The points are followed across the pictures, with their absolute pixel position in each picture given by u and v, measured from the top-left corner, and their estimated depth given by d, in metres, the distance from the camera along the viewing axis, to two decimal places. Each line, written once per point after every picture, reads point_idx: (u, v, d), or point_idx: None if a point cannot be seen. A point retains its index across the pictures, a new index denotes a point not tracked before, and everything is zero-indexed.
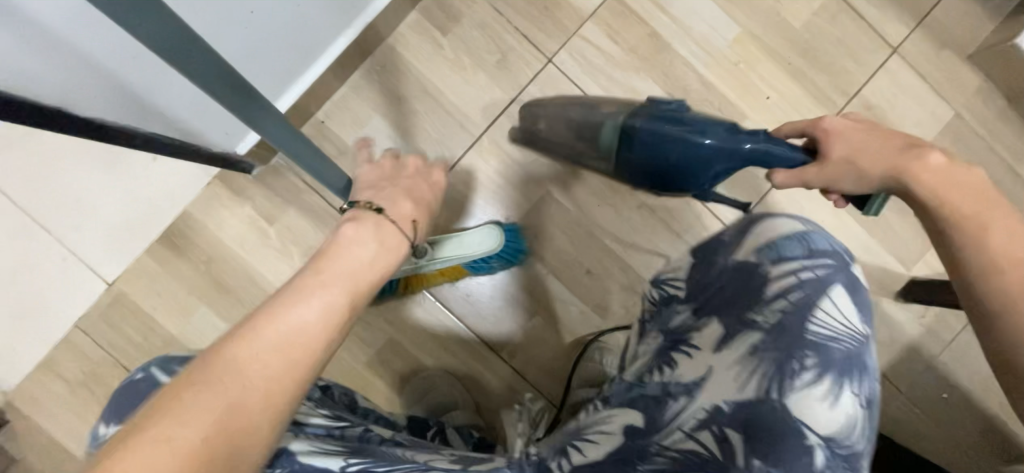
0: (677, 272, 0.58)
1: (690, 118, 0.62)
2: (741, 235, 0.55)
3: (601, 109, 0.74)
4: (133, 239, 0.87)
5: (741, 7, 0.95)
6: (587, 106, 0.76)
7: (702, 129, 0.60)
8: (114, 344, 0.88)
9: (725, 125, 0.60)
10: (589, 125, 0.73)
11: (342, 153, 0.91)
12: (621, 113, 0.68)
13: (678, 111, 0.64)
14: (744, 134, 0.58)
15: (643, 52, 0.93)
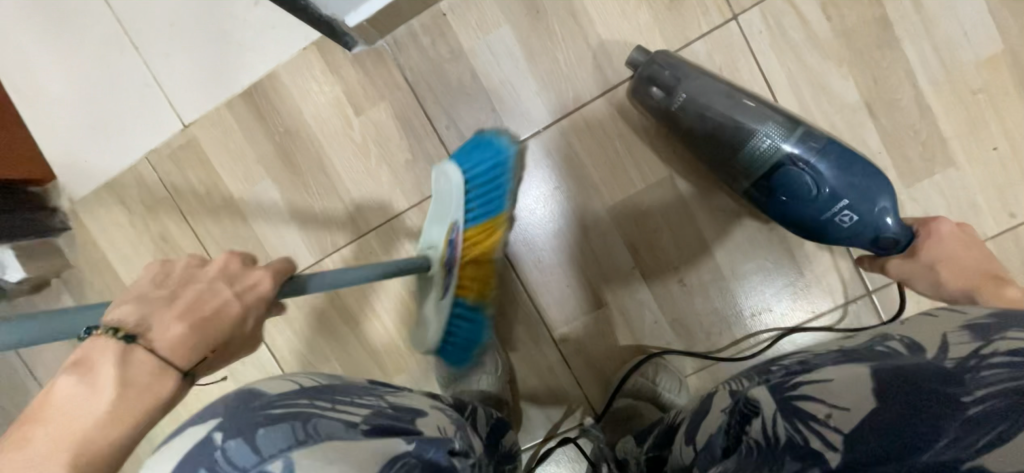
0: (827, 393, 0.34)
1: (862, 169, 0.66)
2: (1021, 412, 0.27)
3: (788, 118, 0.67)
4: (220, 87, 0.82)
5: (1018, 16, 0.69)
6: (766, 107, 0.68)
7: (861, 177, 0.66)
8: (176, 186, 0.84)
9: (871, 194, 0.65)
10: (760, 124, 0.67)
11: (454, 58, 0.78)
12: (799, 135, 0.67)
13: (853, 157, 0.67)
14: (884, 216, 0.65)
15: (858, 41, 0.72)
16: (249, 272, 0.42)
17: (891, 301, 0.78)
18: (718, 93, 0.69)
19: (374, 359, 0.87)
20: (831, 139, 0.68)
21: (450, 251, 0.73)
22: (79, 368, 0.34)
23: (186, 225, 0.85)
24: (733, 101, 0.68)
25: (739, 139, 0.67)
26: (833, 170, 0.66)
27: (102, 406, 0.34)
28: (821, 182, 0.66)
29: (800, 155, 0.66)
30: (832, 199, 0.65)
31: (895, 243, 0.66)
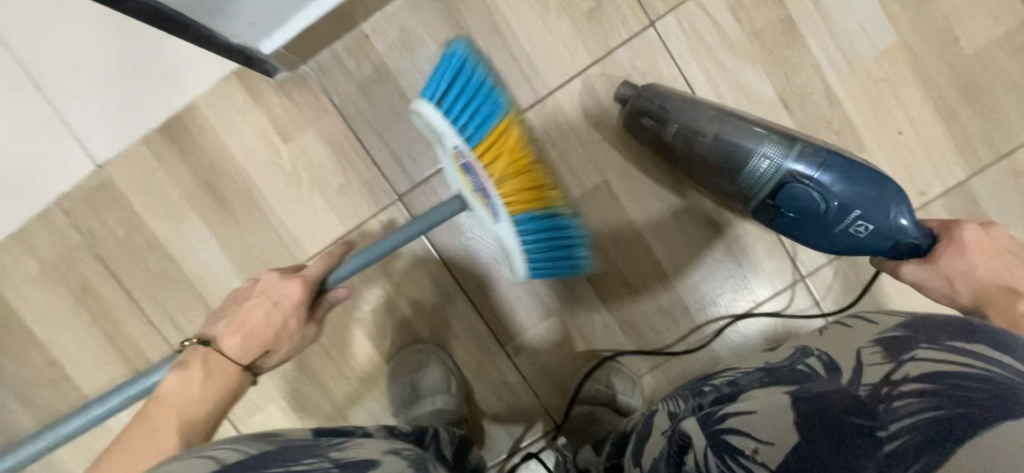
0: (751, 425, 0.37)
1: (874, 176, 0.66)
2: (927, 445, 0.31)
3: (781, 133, 0.69)
4: (134, 123, 0.78)
5: (906, 10, 0.75)
6: (755, 124, 0.70)
7: (871, 183, 0.66)
8: (93, 232, 0.79)
9: (887, 199, 0.65)
10: (757, 142, 0.68)
11: (381, 79, 0.77)
12: (801, 151, 0.67)
13: (860, 165, 0.68)
14: (897, 221, 0.65)
15: (768, 41, 0.75)
16: (284, 284, 0.57)
17: (824, 283, 0.81)
18: (710, 118, 0.70)
19: (324, 394, 0.83)
20: (836, 152, 0.68)
21: (473, 180, 0.64)
22: (183, 367, 0.54)
23: (108, 272, 0.80)
24: (717, 125, 0.70)
25: (736, 161, 0.68)
26: (848, 180, 0.66)
27: (196, 391, 0.53)
28: (830, 195, 0.65)
29: (805, 169, 0.66)
30: (844, 208, 0.65)
31: (913, 245, 0.65)
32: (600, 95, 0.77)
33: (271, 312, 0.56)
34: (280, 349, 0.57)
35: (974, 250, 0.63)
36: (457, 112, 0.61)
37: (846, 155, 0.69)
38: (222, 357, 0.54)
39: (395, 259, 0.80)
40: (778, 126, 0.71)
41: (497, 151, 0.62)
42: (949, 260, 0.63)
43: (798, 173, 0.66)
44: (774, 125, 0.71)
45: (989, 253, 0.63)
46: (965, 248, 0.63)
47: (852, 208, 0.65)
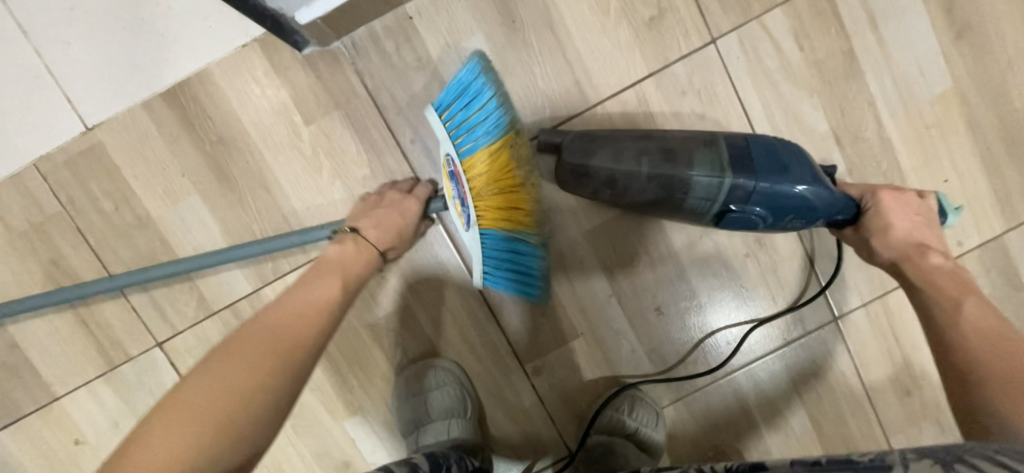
0: None
1: (795, 159, 0.61)
2: None
3: (703, 154, 0.61)
4: (134, 85, 0.69)
5: (965, 57, 0.74)
6: (671, 141, 0.63)
7: (791, 170, 0.60)
8: (74, 201, 0.70)
9: (808, 171, 0.61)
10: (681, 170, 0.61)
11: (421, 65, 0.70)
12: (728, 159, 0.61)
13: (769, 145, 0.62)
14: (781, 180, 0.60)
15: (828, 72, 0.73)
16: (406, 201, 0.65)
17: (858, 326, 0.79)
18: (626, 154, 0.63)
19: (322, 401, 0.77)
20: (750, 144, 0.62)
21: (456, 187, 0.59)
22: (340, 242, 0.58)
23: (87, 248, 0.70)
24: (636, 157, 0.62)
25: (678, 195, 0.62)
26: (771, 177, 0.60)
27: (335, 289, 0.53)
28: (764, 203, 0.60)
29: (739, 185, 0.60)
30: (782, 206, 0.60)
31: (845, 218, 0.63)
32: (651, 109, 0.73)
33: (400, 215, 0.63)
34: (401, 245, 0.63)
35: (893, 214, 0.60)
36: (457, 126, 0.57)
37: (760, 142, 0.62)
38: (366, 243, 0.59)
39: (416, 263, 0.75)
40: (698, 143, 0.63)
41: (482, 170, 0.58)
42: (874, 221, 0.61)
43: (737, 189, 0.60)
44: (691, 138, 0.64)
45: (902, 213, 0.61)
46: (889, 209, 0.61)
47: (788, 205, 0.60)
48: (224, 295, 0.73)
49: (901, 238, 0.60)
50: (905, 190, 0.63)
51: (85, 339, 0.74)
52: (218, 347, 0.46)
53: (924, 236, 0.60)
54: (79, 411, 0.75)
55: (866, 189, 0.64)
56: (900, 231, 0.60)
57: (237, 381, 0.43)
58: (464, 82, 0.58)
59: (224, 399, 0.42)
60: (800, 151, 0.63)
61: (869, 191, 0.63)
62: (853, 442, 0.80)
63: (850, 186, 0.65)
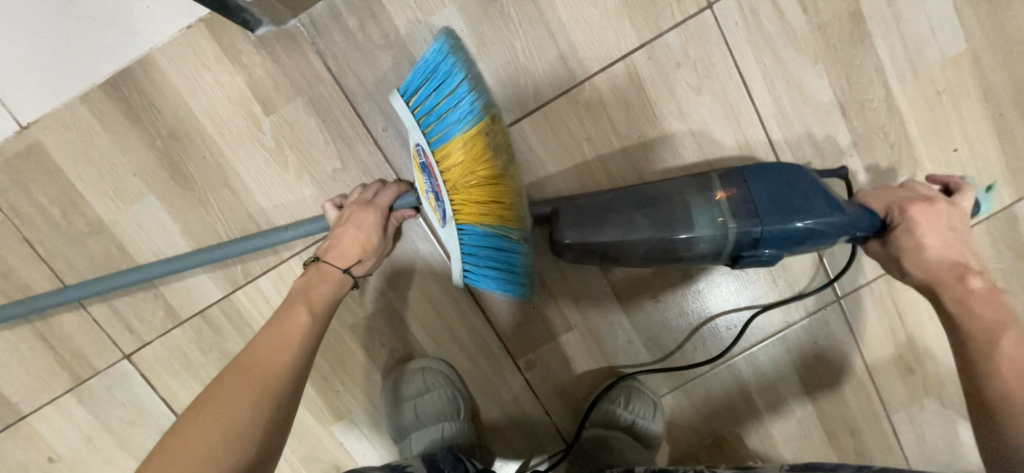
0: None
1: (799, 190, 0.55)
2: None
3: (700, 206, 0.56)
4: (69, 76, 0.62)
5: (979, 15, 0.68)
6: (662, 193, 0.58)
7: (800, 204, 0.55)
8: (16, 208, 0.64)
9: (825, 196, 0.55)
10: (682, 228, 0.56)
11: (389, 44, 0.64)
12: (729, 209, 0.56)
13: (773, 179, 0.56)
14: (794, 210, 0.54)
15: (833, 36, 0.67)
16: (366, 211, 0.60)
17: (861, 306, 0.76)
18: (619, 211, 0.58)
19: (307, 406, 0.74)
20: (752, 188, 0.56)
21: (429, 180, 0.57)
22: (309, 277, 0.57)
23: (37, 259, 0.65)
24: (629, 217, 0.57)
25: (681, 253, 0.58)
26: (780, 219, 0.54)
27: (306, 322, 0.52)
28: (777, 243, 0.55)
29: (745, 236, 0.55)
30: (793, 240, 0.55)
31: (866, 234, 0.58)
32: (643, 83, 0.67)
33: (357, 230, 0.59)
34: (367, 260, 0.60)
35: (926, 233, 0.56)
36: (425, 113, 0.54)
37: (760, 175, 0.57)
38: (330, 267, 0.58)
39: (396, 259, 0.71)
40: (693, 190, 0.58)
41: (458, 158, 0.54)
42: (903, 242, 0.57)
43: (745, 240, 0.55)
44: (682, 185, 0.58)
45: (933, 229, 0.56)
46: (921, 226, 0.56)
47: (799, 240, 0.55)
48: (192, 302, 0.69)
49: (934, 258, 0.56)
50: (935, 200, 0.58)
51: (46, 354, 0.69)
52: (185, 411, 0.44)
53: (957, 252, 0.56)
54: (47, 430, 0.70)
55: (892, 201, 0.58)
56: (933, 251, 0.56)
57: (219, 425, 0.43)
58: (432, 63, 0.54)
59: (208, 453, 0.41)
60: (809, 177, 0.57)
61: (897, 206, 0.57)
62: (855, 422, 0.79)
63: (871, 197, 0.59)
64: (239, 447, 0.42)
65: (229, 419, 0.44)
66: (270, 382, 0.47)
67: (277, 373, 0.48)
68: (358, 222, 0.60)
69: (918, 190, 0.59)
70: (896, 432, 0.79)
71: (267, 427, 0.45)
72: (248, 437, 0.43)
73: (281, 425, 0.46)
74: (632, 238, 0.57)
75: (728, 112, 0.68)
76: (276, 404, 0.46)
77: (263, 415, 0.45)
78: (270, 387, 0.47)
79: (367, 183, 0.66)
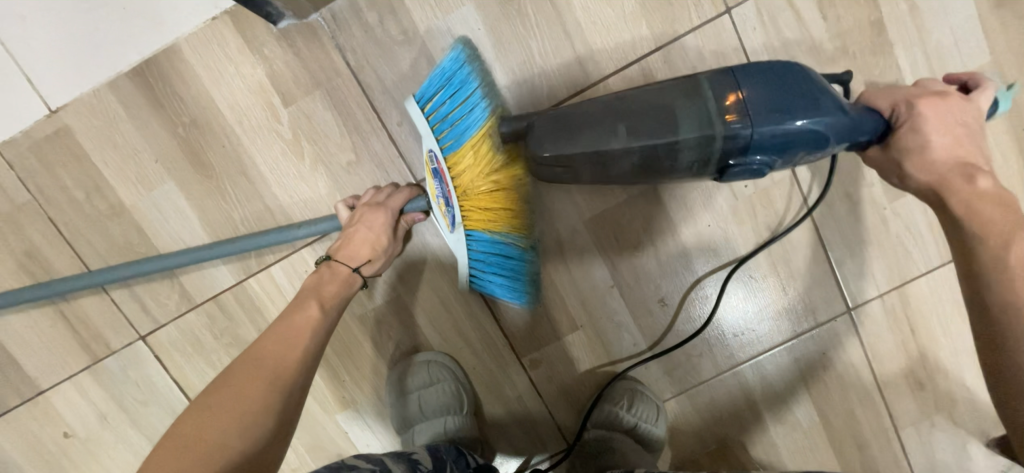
0: None
1: (795, 81, 0.50)
2: None
3: (686, 111, 0.50)
4: (99, 64, 0.64)
5: (1006, 27, 0.67)
6: (645, 100, 0.51)
7: (799, 96, 0.49)
8: (43, 190, 0.66)
9: (822, 90, 0.50)
10: (667, 135, 0.50)
11: (407, 40, 0.65)
12: (719, 111, 0.49)
13: (767, 73, 0.50)
14: (786, 108, 0.49)
15: (853, 45, 0.67)
16: (376, 211, 0.61)
17: (872, 318, 0.75)
18: (597, 122, 0.52)
19: (314, 395, 0.75)
20: (744, 86, 0.50)
21: (440, 186, 0.59)
22: (318, 275, 0.58)
23: (61, 240, 0.67)
24: (611, 122, 0.51)
25: (667, 163, 0.52)
26: (773, 117, 0.48)
27: (314, 316, 0.54)
28: (770, 147, 0.49)
29: (734, 137, 0.49)
30: (792, 141, 0.49)
31: (872, 138, 0.52)
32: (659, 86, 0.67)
33: (368, 230, 0.60)
34: (377, 260, 0.61)
35: (933, 129, 0.51)
36: (439, 119, 0.57)
37: (751, 71, 0.50)
38: (339, 265, 0.59)
39: (406, 253, 0.71)
40: (680, 95, 0.51)
41: (470, 165, 0.57)
42: (908, 140, 0.51)
43: (734, 141, 0.49)
44: (669, 89, 0.51)
45: (943, 124, 0.51)
46: (929, 121, 0.51)
47: (799, 138, 0.49)
48: (206, 287, 0.70)
49: (939, 159, 0.51)
50: (948, 93, 0.53)
51: (66, 333, 0.71)
52: (198, 398, 0.46)
53: (964, 150, 0.51)
54: (64, 406, 0.73)
55: (900, 98, 0.53)
56: (939, 149, 0.51)
57: (231, 413, 0.44)
58: (448, 70, 0.57)
59: (218, 441, 0.43)
60: (811, 73, 0.51)
61: (904, 101, 0.52)
62: (861, 435, 0.77)
63: (879, 95, 0.54)
64: (247, 434, 0.44)
65: (242, 407, 0.45)
66: (278, 376, 0.48)
67: (288, 364, 0.49)
68: (367, 223, 0.60)
69: (931, 87, 0.54)
70: (904, 448, 0.78)
71: (275, 416, 0.46)
72: (256, 426, 0.44)
73: (289, 416, 0.47)
74: (612, 148, 0.51)
75: None
76: (283, 397, 0.47)
77: (272, 405, 0.46)
78: (278, 378, 0.48)
79: (381, 184, 0.67)
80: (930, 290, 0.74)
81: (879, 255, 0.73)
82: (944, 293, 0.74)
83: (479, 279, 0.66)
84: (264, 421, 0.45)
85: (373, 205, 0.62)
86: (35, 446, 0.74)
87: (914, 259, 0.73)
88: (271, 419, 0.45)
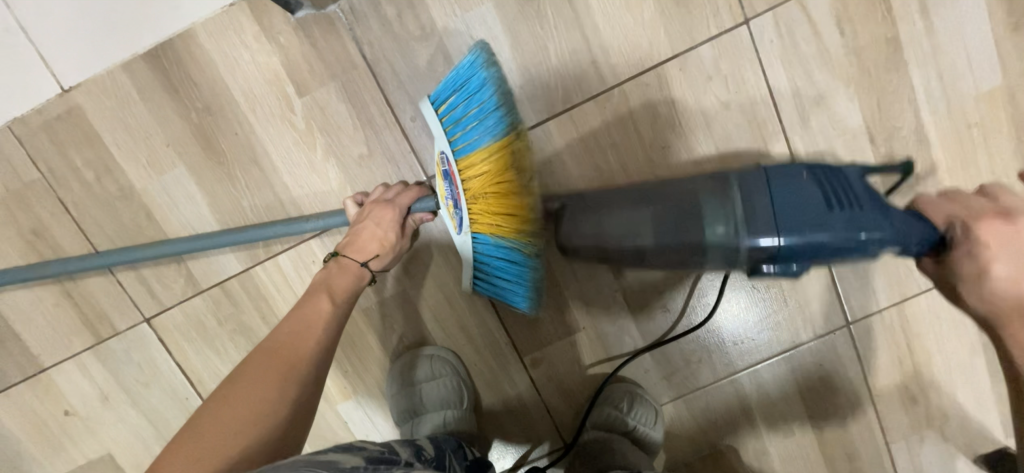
0: None
1: (833, 184, 0.53)
2: None
3: (713, 208, 0.53)
4: (112, 44, 0.64)
5: (1022, 50, 0.66)
6: (676, 194, 0.56)
7: (835, 206, 0.50)
8: (53, 168, 0.66)
9: (874, 197, 0.52)
10: (690, 235, 0.53)
11: (425, 35, 0.65)
12: (743, 211, 0.52)
13: (799, 183, 0.53)
14: (840, 223, 0.50)
15: (868, 61, 0.67)
16: (386, 208, 0.61)
17: (870, 331, 0.76)
18: (621, 219, 0.57)
19: None
20: (774, 194, 0.52)
21: (450, 188, 0.60)
22: (327, 270, 0.59)
23: (69, 219, 0.67)
24: (636, 228, 0.56)
25: (690, 256, 0.55)
26: (835, 227, 0.50)
27: (325, 309, 0.54)
28: (801, 256, 0.51)
29: (767, 245, 0.50)
30: (826, 252, 0.50)
31: (921, 249, 0.51)
32: (673, 94, 0.67)
33: (376, 226, 0.60)
34: (385, 255, 0.61)
35: (998, 258, 0.48)
36: (453, 125, 0.59)
37: (782, 176, 0.53)
38: (346, 261, 0.60)
39: (414, 248, 0.72)
40: (708, 192, 0.54)
41: (481, 169, 0.58)
42: (964, 264, 0.49)
43: (759, 249, 0.51)
44: (707, 185, 0.55)
45: (1011, 255, 0.48)
46: (989, 247, 0.48)
47: (830, 249, 0.50)
48: (213, 273, 0.70)
49: (1008, 294, 0.48)
50: (1016, 215, 0.49)
51: (71, 312, 0.71)
52: (215, 390, 0.47)
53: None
54: (66, 385, 0.73)
55: (954, 215, 0.51)
56: (1001, 283, 0.48)
57: (248, 401, 0.45)
58: (464, 76, 0.58)
59: (239, 427, 0.43)
60: (842, 175, 0.54)
61: (960, 222, 0.50)
62: (853, 446, 0.79)
63: (933, 206, 0.53)
64: (263, 422, 0.44)
65: (258, 395, 0.46)
66: (293, 366, 0.49)
67: (301, 354, 0.50)
68: (376, 220, 0.60)
69: (1000, 199, 0.51)
70: (894, 460, 0.79)
71: (290, 403, 0.46)
72: (272, 413, 0.45)
73: (304, 403, 0.48)
74: (639, 241, 0.55)
75: (756, 129, 0.68)
76: (299, 386, 0.48)
77: (287, 393, 0.47)
78: (293, 368, 0.49)
79: (391, 182, 0.67)
80: (927, 308, 0.75)
81: (879, 270, 0.74)
82: (942, 311, 0.75)
83: (484, 282, 0.67)
84: (282, 408, 0.46)
85: (383, 202, 0.62)
86: (35, 422, 0.74)
87: (914, 276, 0.74)
88: (289, 407, 0.46)
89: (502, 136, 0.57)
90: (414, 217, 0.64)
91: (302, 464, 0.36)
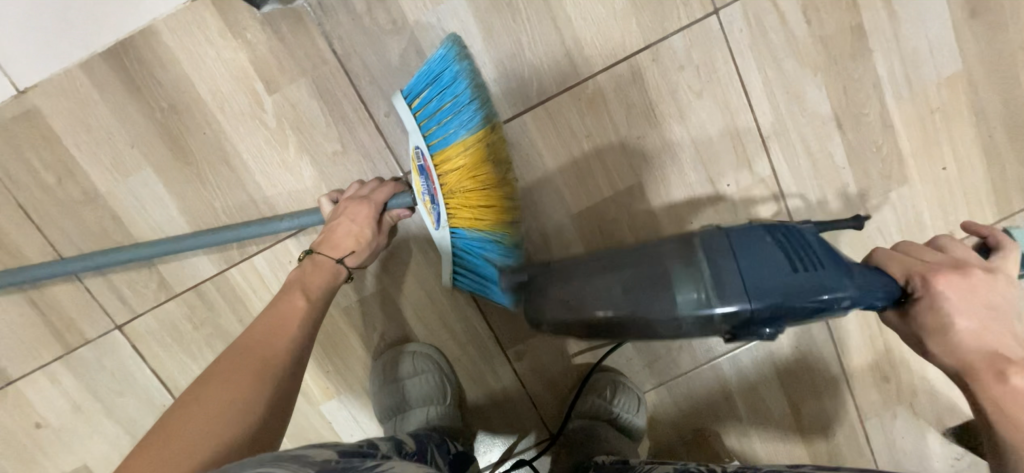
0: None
1: (804, 245, 0.51)
2: None
3: (679, 273, 0.51)
4: (68, 42, 0.61)
5: (978, 37, 0.69)
6: (641, 255, 0.54)
7: (798, 267, 0.49)
8: (9, 171, 0.63)
9: (835, 251, 0.52)
10: (663, 301, 0.50)
11: (396, 29, 0.64)
12: (711, 280, 0.49)
13: (759, 242, 0.51)
14: (817, 287, 0.48)
15: (834, 49, 0.68)
16: (360, 205, 0.60)
17: None
18: (592, 284, 0.53)
19: None
20: (739, 259, 0.50)
21: (425, 183, 0.60)
22: (303, 269, 0.58)
23: (31, 225, 0.65)
24: (609, 293, 0.52)
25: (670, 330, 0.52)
26: (801, 292, 0.48)
27: (301, 308, 0.54)
28: (773, 320, 0.49)
29: (734, 311, 0.48)
30: (795, 313, 0.49)
31: (886, 302, 0.51)
32: (647, 85, 0.68)
33: (351, 222, 0.59)
34: (361, 252, 0.60)
35: (957, 311, 0.50)
36: (427, 120, 0.58)
37: (742, 235, 0.52)
38: (322, 258, 0.59)
39: (393, 245, 0.71)
40: (675, 259, 0.52)
41: (456, 163, 0.58)
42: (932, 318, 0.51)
43: (734, 316, 0.49)
44: (669, 249, 0.53)
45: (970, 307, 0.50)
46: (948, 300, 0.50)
47: (805, 311, 0.49)
48: (186, 277, 0.69)
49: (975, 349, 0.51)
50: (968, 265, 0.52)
51: (37, 322, 0.69)
52: (187, 390, 0.46)
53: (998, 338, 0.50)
54: (36, 398, 0.71)
55: (910, 268, 0.52)
56: (967, 334, 0.50)
57: (221, 401, 0.44)
58: (436, 71, 0.57)
59: (211, 427, 0.42)
60: (803, 235, 0.53)
61: (917, 275, 0.51)
62: (829, 425, 0.81)
63: (890, 258, 0.54)
64: (236, 421, 0.43)
65: (232, 393, 0.45)
66: (268, 365, 0.48)
67: (275, 352, 0.50)
68: (351, 216, 0.59)
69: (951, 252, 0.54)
70: (868, 436, 0.82)
71: (266, 403, 0.46)
72: (248, 412, 0.44)
73: (281, 402, 0.47)
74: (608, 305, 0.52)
75: (728, 118, 0.69)
76: (275, 385, 0.47)
77: (263, 391, 0.46)
78: (268, 366, 0.48)
79: (366, 178, 0.66)
80: None
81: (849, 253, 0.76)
82: None
83: (464, 275, 0.66)
84: (257, 407, 0.45)
85: (357, 198, 0.61)
86: (3, 436, 0.72)
87: None
88: (265, 406, 0.46)
89: (478, 128, 0.57)
90: (390, 212, 0.63)
91: (268, 460, 0.36)
